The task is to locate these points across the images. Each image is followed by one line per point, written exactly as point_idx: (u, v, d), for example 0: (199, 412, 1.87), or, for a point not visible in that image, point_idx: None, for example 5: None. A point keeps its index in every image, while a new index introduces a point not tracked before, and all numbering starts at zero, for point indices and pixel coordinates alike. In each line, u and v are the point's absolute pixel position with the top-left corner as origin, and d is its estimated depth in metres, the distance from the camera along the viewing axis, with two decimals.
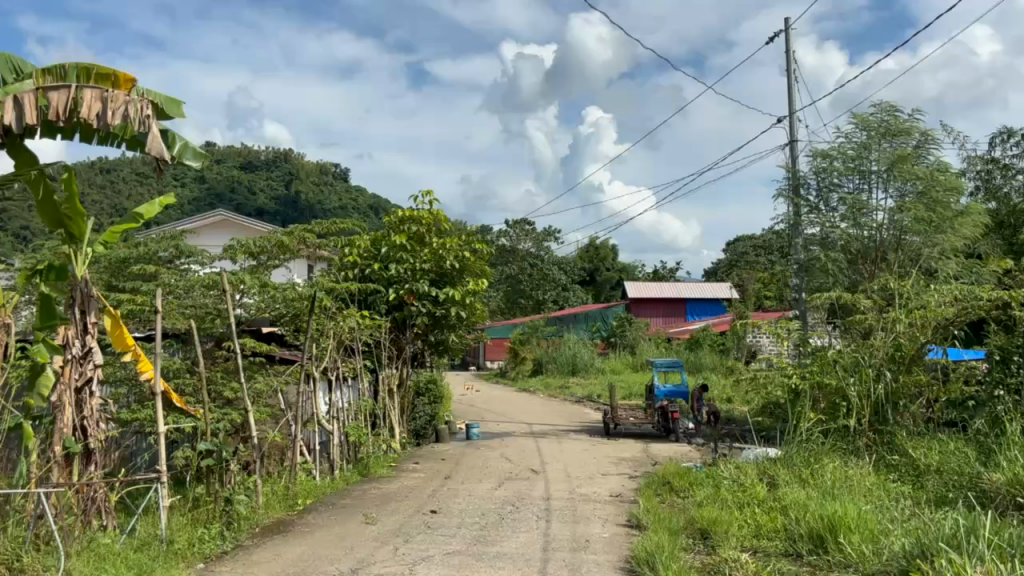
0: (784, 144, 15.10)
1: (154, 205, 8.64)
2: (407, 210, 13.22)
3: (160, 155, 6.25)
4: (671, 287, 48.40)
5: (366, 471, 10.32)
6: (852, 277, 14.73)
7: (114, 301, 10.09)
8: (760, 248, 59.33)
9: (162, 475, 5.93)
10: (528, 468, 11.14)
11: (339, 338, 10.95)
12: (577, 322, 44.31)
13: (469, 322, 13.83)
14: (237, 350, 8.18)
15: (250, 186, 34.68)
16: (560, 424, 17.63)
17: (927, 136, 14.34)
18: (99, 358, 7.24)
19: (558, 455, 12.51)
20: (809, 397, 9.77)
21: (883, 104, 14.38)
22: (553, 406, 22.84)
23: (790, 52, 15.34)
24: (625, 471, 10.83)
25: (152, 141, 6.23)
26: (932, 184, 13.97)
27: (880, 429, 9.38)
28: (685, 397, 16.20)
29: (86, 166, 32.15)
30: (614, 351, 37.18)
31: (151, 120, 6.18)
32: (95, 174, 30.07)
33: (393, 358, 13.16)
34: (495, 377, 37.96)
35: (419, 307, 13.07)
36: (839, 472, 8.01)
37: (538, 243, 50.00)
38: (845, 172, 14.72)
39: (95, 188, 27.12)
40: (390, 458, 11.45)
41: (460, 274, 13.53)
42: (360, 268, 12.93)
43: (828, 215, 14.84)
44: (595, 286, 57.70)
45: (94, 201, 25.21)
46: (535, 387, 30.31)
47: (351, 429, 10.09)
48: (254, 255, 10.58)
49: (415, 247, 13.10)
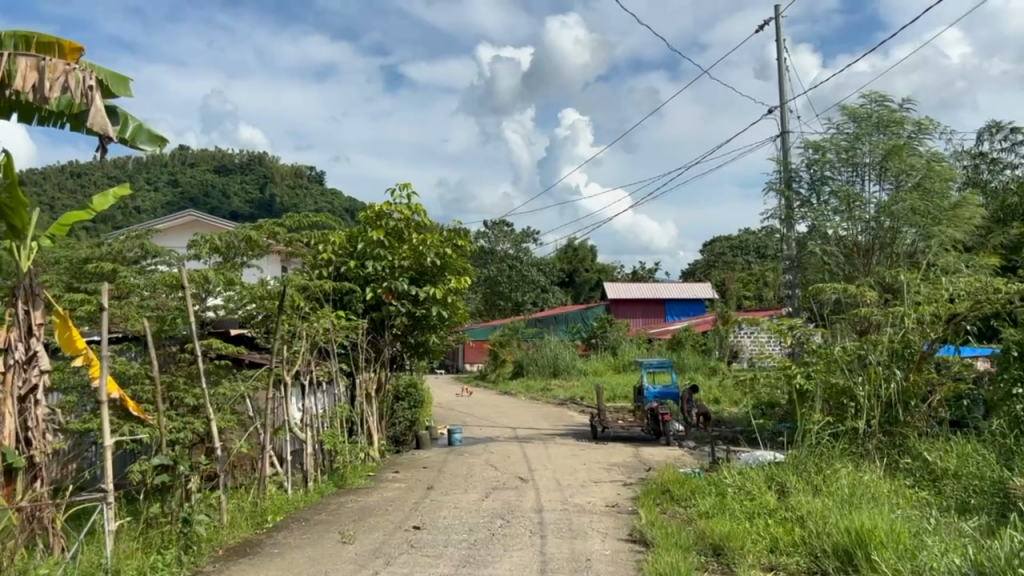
0: (775, 136, 14.59)
1: (108, 198, 7.89)
2: (384, 205, 12.52)
3: (105, 130, 5.36)
4: (651, 288, 47.96)
5: (342, 483, 9.61)
6: (848, 272, 14.24)
7: (67, 302, 9.32)
8: (737, 248, 59.30)
9: (108, 495, 5.21)
10: (515, 476, 10.51)
11: (313, 339, 10.24)
12: (557, 323, 43.66)
13: (451, 321, 13.17)
14: (201, 356, 7.50)
15: (225, 190, 33.77)
16: (545, 428, 17.05)
17: (920, 126, 13.85)
18: (45, 363, 6.50)
19: (546, 462, 11.86)
20: (814, 397, 9.22)
21: (875, 93, 13.92)
22: (536, 409, 22.25)
23: (779, 41, 14.87)
24: (618, 478, 10.23)
25: (95, 115, 5.35)
26: (927, 175, 13.50)
27: (890, 431, 8.86)
28: (675, 398, 15.74)
29: (55, 170, 31.12)
30: (596, 352, 36.65)
31: (96, 91, 5.36)
32: (65, 178, 29.09)
33: (370, 361, 12.49)
34: (476, 380, 37.26)
35: (399, 307, 12.40)
36: (854, 480, 7.46)
37: (516, 244, 49.47)
38: (837, 164, 14.25)
39: (62, 191, 26.14)
40: (368, 467, 10.78)
41: (441, 272, 12.85)
42: (334, 266, 12.22)
43: (821, 208, 14.35)
44: (574, 288, 57.28)
45: (62, 203, 24.24)
46: (515, 390, 29.66)
47: (328, 439, 9.37)
48: (221, 251, 9.84)
49: (394, 243, 12.42)
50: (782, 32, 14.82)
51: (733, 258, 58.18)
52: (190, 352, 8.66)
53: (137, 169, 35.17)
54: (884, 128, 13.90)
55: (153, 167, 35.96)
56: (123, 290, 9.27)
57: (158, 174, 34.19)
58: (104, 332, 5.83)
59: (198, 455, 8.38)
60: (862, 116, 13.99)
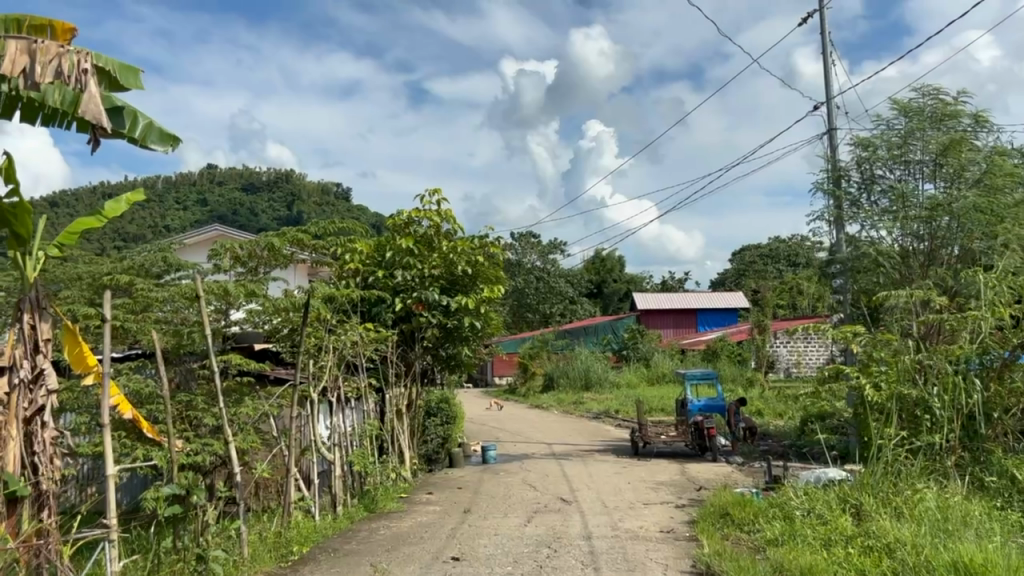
0: (821, 133, 13.83)
1: (121, 203, 7.38)
2: (412, 211, 11.98)
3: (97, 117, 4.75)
4: (682, 298, 46.98)
5: (373, 506, 8.97)
6: (905, 274, 13.34)
7: (83, 317, 8.84)
8: (767, 257, 58.11)
9: (111, 532, 4.61)
10: (556, 497, 9.83)
11: (341, 353, 9.64)
12: (586, 335, 42.80)
13: (484, 333, 12.53)
14: (218, 376, 6.92)
15: (252, 208, 33.51)
16: (581, 443, 16.33)
17: (979, 119, 12.96)
18: (53, 382, 5.87)
19: (588, 481, 11.14)
20: (884, 410, 8.41)
21: (927, 85, 13.07)
22: (569, 424, 21.51)
23: (823, 34, 14.12)
24: (668, 499, 9.52)
25: (88, 100, 4.74)
26: (988, 170, 12.59)
27: (971, 447, 8.02)
28: (722, 411, 14.97)
29: (83, 190, 31.05)
30: (628, 364, 35.80)
31: (90, 75, 4.78)
32: (93, 199, 28.96)
33: (401, 375, 11.88)
34: (506, 394, 36.49)
35: (429, 318, 11.81)
36: (943, 503, 6.69)
37: (544, 256, 48.77)
38: (888, 161, 13.41)
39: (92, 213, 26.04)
40: (400, 489, 10.14)
41: (473, 281, 12.22)
42: (361, 275, 11.66)
43: (872, 208, 13.53)
44: (602, 299, 56.48)
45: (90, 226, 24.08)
46: (547, 404, 28.90)
47: (357, 460, 8.72)
48: (242, 261, 9.30)
49: (423, 251, 11.88)
50: (827, 24, 14.09)
51: (764, 266, 56.94)
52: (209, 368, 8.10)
53: (165, 189, 35.05)
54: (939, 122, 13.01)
55: (180, 186, 35.81)
56: (140, 304, 8.77)
57: (186, 193, 34.01)
58: (106, 348, 5.17)
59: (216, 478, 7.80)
60: (914, 111, 13.15)
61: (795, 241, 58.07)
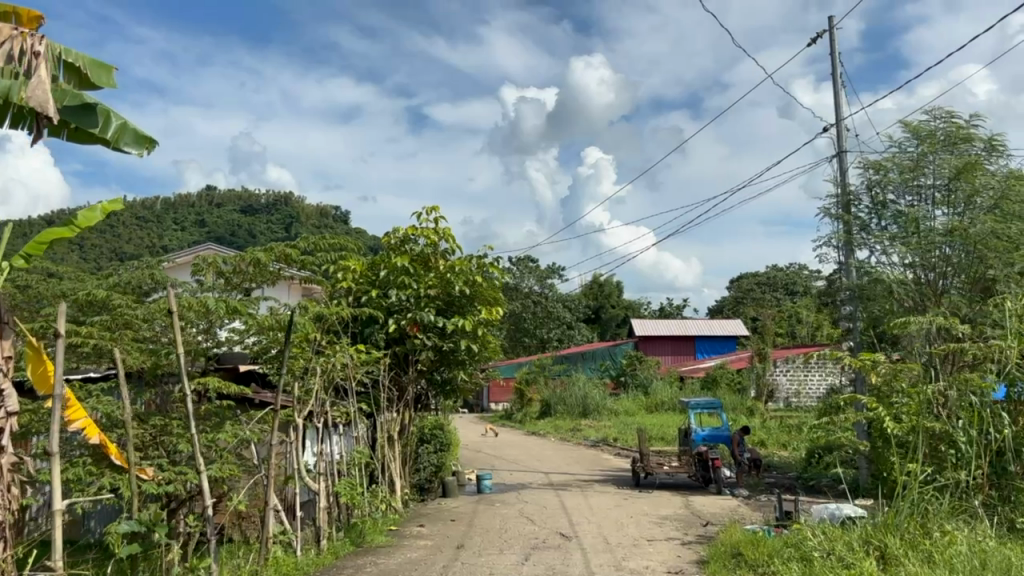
0: (831, 156, 13.47)
1: (95, 210, 6.57)
2: (408, 229, 11.55)
3: (40, 104, 4.32)
4: (680, 325, 46.49)
5: (360, 541, 8.43)
6: (918, 302, 12.81)
7: (60, 335, 8.36)
8: (765, 284, 57.69)
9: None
10: (555, 532, 9.29)
11: (329, 376, 9.14)
12: (584, 361, 42.23)
13: (481, 357, 12.03)
14: (191, 397, 6.17)
15: (250, 229, 33.04)
16: (580, 473, 15.78)
17: (994, 142, 12.56)
18: (13, 405, 5.04)
19: (587, 514, 10.59)
20: (905, 444, 7.90)
21: (938, 108, 12.68)
22: (567, 451, 20.92)
23: (834, 54, 13.79)
24: (674, 536, 9.00)
25: (35, 84, 4.33)
26: (1005, 195, 12.15)
27: (1000, 485, 7.49)
28: (727, 442, 14.46)
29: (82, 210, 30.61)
30: (626, 391, 35.21)
31: (39, 60, 4.40)
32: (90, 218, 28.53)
33: (393, 400, 11.36)
34: (502, 419, 35.87)
35: (424, 341, 11.31)
36: (974, 548, 6.17)
37: (542, 280, 48.35)
38: (900, 185, 12.99)
39: (86, 231, 25.57)
40: (389, 521, 9.59)
41: (471, 303, 11.73)
42: (354, 294, 11.19)
43: (883, 233, 13.07)
44: (600, 324, 55.98)
45: (84, 246, 23.61)
46: (544, 430, 28.28)
47: (343, 492, 8.17)
48: (226, 278, 8.83)
49: (419, 270, 11.42)
50: (837, 45, 13.76)
51: (762, 294, 56.55)
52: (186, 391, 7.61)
53: (163, 209, 34.65)
54: (952, 145, 12.58)
55: (178, 207, 35.36)
56: (119, 322, 8.28)
57: (183, 214, 33.57)
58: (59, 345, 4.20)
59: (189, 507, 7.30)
60: (925, 134, 12.74)
61: (793, 270, 57.73)
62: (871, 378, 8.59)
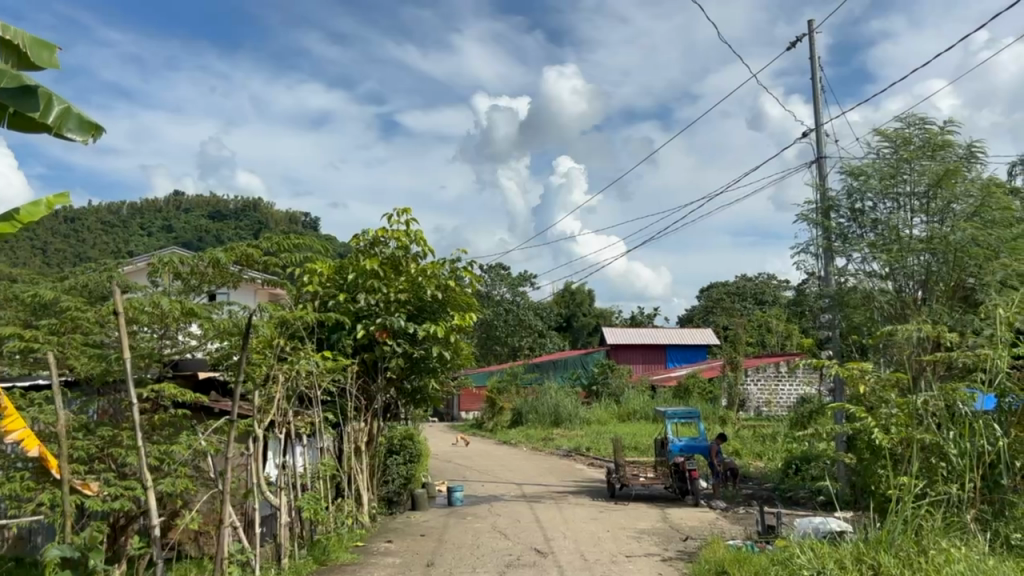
0: (810, 162, 13.28)
1: (39, 207, 5.51)
2: (378, 231, 11.12)
3: None
4: (652, 333, 46.39)
5: (324, 559, 7.97)
6: (899, 311, 12.58)
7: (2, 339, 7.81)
8: (734, 294, 57.85)
9: None
10: (530, 548, 8.88)
11: (293, 385, 8.66)
12: (556, 369, 41.90)
13: (454, 365, 11.60)
14: (131, 385, 5.29)
15: (219, 235, 32.30)
16: (554, 484, 15.41)
17: (974, 148, 12.39)
18: None
19: (563, 528, 10.20)
20: (892, 457, 7.62)
21: (916, 115, 12.52)
22: (540, 461, 20.54)
23: (813, 59, 13.61)
24: (653, 551, 8.67)
25: None
26: (984, 202, 11.95)
27: (991, 499, 7.23)
28: (703, 452, 14.19)
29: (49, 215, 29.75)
30: (598, 399, 34.92)
31: None
32: (53, 222, 27.70)
33: (361, 409, 10.90)
34: (473, 428, 35.41)
35: (394, 348, 10.86)
36: (973, 568, 5.88)
37: (513, 288, 47.95)
38: (879, 192, 12.80)
39: (48, 235, 24.77)
40: (355, 536, 9.14)
41: (443, 308, 11.31)
42: (321, 299, 10.73)
43: (863, 240, 12.87)
44: (571, 333, 55.76)
45: (46, 249, 22.81)
46: (516, 439, 27.89)
47: (306, 507, 7.70)
48: (184, 279, 8.32)
49: (389, 274, 10.98)
50: (816, 50, 13.60)
51: (732, 303, 56.71)
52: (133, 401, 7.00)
53: (128, 214, 33.74)
54: (930, 152, 12.40)
55: (144, 211, 34.54)
56: (68, 326, 7.75)
57: (149, 219, 32.63)
58: None
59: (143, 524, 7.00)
60: (904, 140, 12.56)
61: (762, 280, 57.98)
62: (858, 388, 8.31)
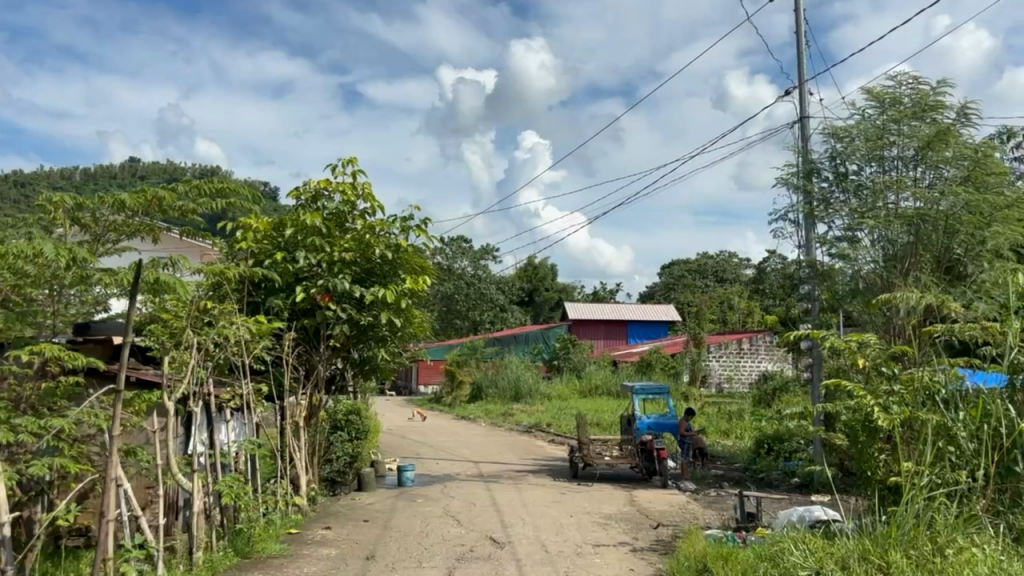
0: (792, 121, 12.40)
1: None
2: (322, 183, 10.03)
3: None
4: (613, 309, 45.75)
5: (247, 551, 6.94)
6: (885, 281, 11.73)
7: None
8: (695, 271, 57.42)
9: None
10: (484, 537, 7.95)
11: (217, 353, 7.56)
12: (517, 344, 41.02)
13: (405, 333, 10.54)
14: None
15: None
16: (512, 462, 14.48)
17: (965, 109, 11.55)
18: None
19: (521, 513, 9.29)
20: (891, 439, 6.79)
21: (908, 73, 11.63)
22: (498, 438, 19.60)
23: (797, 12, 12.69)
24: (622, 541, 7.79)
25: None
26: (977, 166, 11.12)
27: (1003, 488, 6.42)
28: (672, 430, 13.41)
29: None
30: (559, 374, 34.09)
31: None
32: None
33: (300, 380, 9.84)
34: (431, 403, 34.38)
35: (338, 313, 9.77)
36: (1001, 572, 5.03)
37: (475, 261, 46.95)
38: (864, 155, 11.93)
39: None
40: (287, 524, 8.10)
41: (393, 272, 10.25)
42: (257, 258, 9.68)
43: (846, 205, 12.05)
44: (533, 308, 54.94)
45: None
46: (474, 414, 26.97)
47: (225, 493, 6.62)
48: (86, 229, 7.11)
49: (333, 233, 9.87)
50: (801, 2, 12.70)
51: (693, 280, 56.32)
52: (5, 369, 5.80)
53: None
54: (921, 113, 11.52)
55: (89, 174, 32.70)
56: None
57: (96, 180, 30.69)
58: None
59: (21, 501, 6.20)
60: (892, 100, 11.68)
61: (723, 258, 57.73)
62: (855, 362, 7.44)
